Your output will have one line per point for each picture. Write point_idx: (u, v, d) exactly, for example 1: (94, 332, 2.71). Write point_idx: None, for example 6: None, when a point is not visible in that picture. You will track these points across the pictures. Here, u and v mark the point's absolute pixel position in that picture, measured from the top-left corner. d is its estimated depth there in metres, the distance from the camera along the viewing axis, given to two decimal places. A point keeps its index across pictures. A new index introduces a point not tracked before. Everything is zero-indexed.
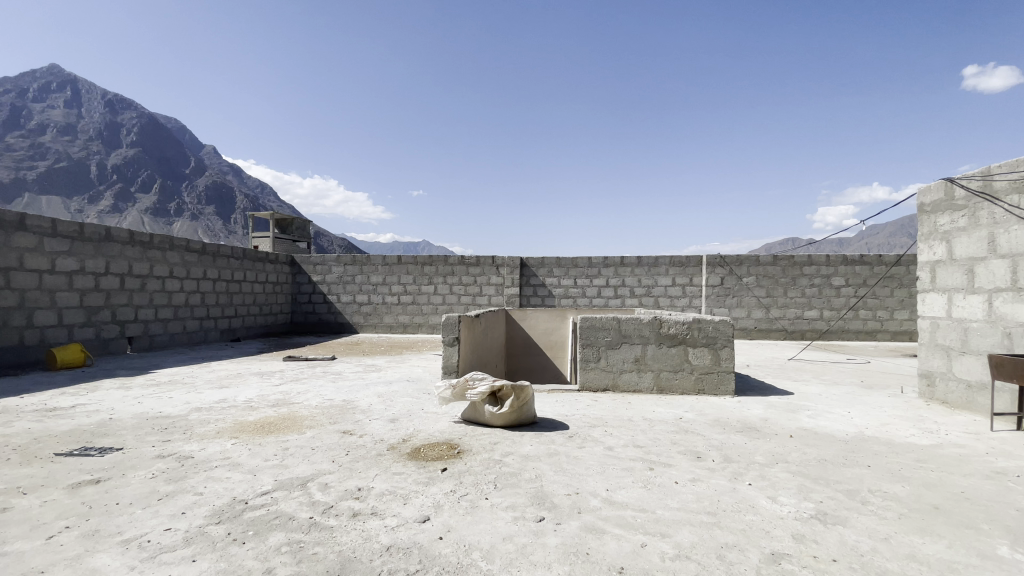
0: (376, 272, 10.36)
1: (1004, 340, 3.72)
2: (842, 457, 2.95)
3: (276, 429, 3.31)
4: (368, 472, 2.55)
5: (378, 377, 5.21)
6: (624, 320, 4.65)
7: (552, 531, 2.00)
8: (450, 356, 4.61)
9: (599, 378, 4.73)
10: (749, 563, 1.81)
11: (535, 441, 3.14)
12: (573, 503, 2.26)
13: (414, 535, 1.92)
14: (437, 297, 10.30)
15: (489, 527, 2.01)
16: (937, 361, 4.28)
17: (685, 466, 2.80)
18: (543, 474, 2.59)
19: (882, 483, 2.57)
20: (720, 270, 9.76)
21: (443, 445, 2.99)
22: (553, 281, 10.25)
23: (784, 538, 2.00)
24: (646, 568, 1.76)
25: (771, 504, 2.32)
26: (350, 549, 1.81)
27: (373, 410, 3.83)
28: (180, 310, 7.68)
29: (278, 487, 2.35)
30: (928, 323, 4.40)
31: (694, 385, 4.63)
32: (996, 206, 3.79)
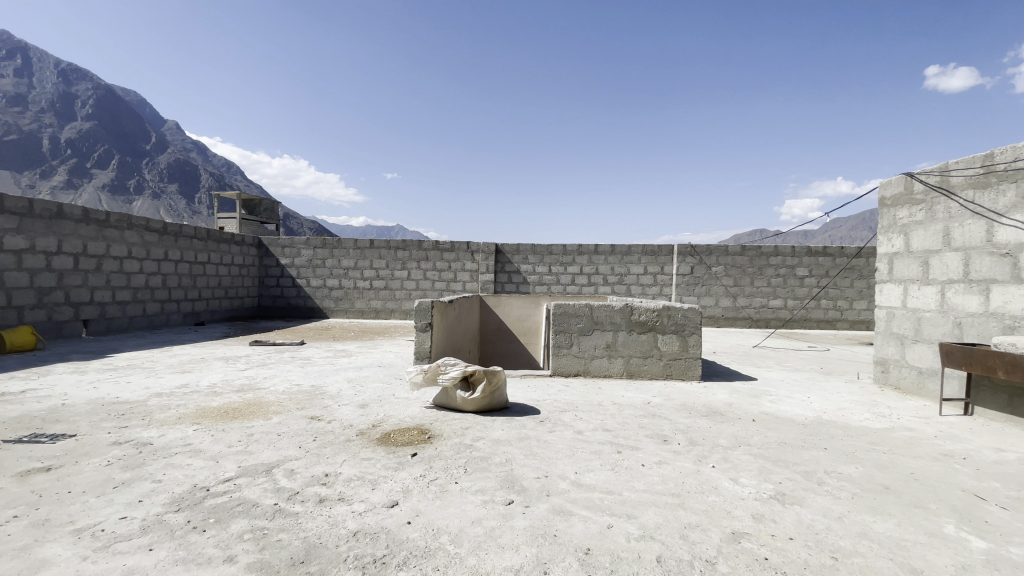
0: (347, 256, 10.24)
1: (954, 329, 3.89)
2: (801, 440, 3.08)
3: (241, 414, 3.30)
4: (336, 458, 2.57)
5: (349, 363, 5.20)
6: (596, 307, 4.72)
7: (520, 514, 2.06)
8: (423, 342, 4.62)
9: (571, 364, 4.80)
10: (710, 542, 1.90)
11: (506, 426, 3.19)
12: (542, 486, 2.33)
13: (382, 520, 1.95)
14: (411, 282, 10.23)
15: (459, 510, 2.06)
16: (892, 349, 4.47)
17: (651, 449, 2.89)
18: (513, 458, 2.64)
19: (837, 464, 2.70)
20: (691, 259, 9.92)
21: (414, 430, 3.02)
22: (527, 268, 10.28)
23: (743, 518, 2.10)
24: (611, 549, 1.83)
25: (733, 485, 2.42)
26: (315, 535, 1.84)
27: (343, 395, 3.84)
28: (140, 293, 7.48)
29: (241, 474, 2.36)
30: (885, 312, 4.58)
31: (663, 370, 4.74)
32: (952, 201, 3.93)
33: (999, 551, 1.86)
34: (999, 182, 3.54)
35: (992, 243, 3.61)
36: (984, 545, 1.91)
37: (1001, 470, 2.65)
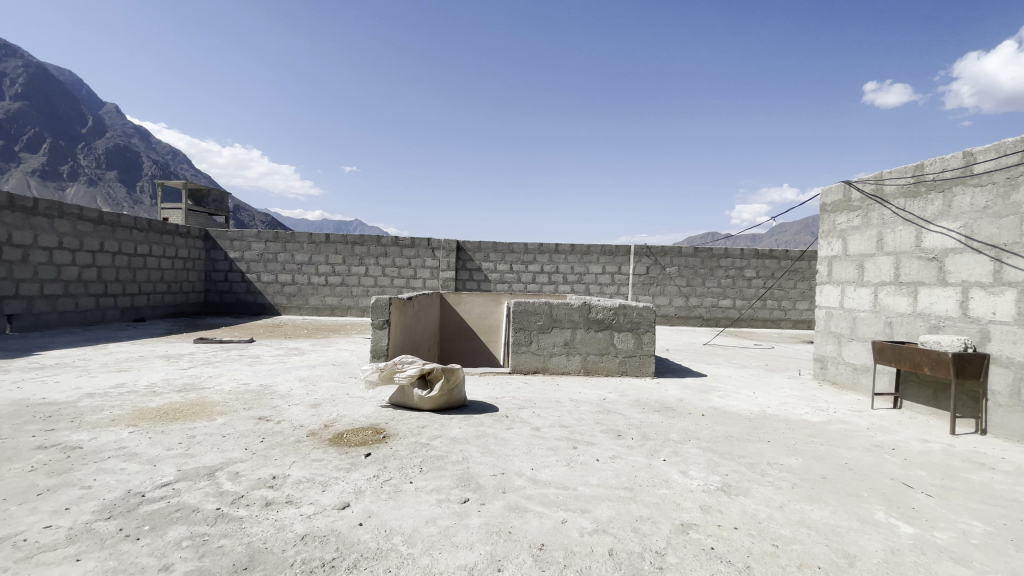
0: (301, 251, 9.91)
1: (885, 328, 4.16)
2: (747, 433, 3.23)
3: (183, 415, 3.13)
4: (284, 460, 2.48)
5: (301, 361, 5.04)
6: (556, 305, 4.76)
7: (475, 512, 2.05)
8: (380, 339, 4.53)
9: (529, 361, 4.83)
10: (660, 534, 1.95)
11: (463, 424, 3.17)
12: (498, 483, 2.33)
13: (332, 522, 1.90)
14: (368, 278, 10.00)
15: (412, 510, 2.03)
16: (830, 347, 4.74)
17: (606, 444, 2.95)
18: (469, 456, 2.63)
19: (779, 456, 2.84)
20: (646, 259, 10.19)
21: (368, 430, 2.96)
22: (488, 266, 10.26)
23: (692, 509, 2.17)
24: (565, 544, 1.85)
25: (682, 478, 2.50)
26: (260, 540, 1.76)
27: (294, 395, 3.71)
28: (72, 286, 6.97)
29: (181, 478, 2.24)
30: (824, 312, 4.85)
31: (619, 367, 4.85)
32: (885, 208, 4.20)
33: (922, 536, 2.01)
34: (928, 192, 3.81)
35: (920, 248, 3.88)
36: (911, 530, 2.05)
37: (924, 459, 2.87)
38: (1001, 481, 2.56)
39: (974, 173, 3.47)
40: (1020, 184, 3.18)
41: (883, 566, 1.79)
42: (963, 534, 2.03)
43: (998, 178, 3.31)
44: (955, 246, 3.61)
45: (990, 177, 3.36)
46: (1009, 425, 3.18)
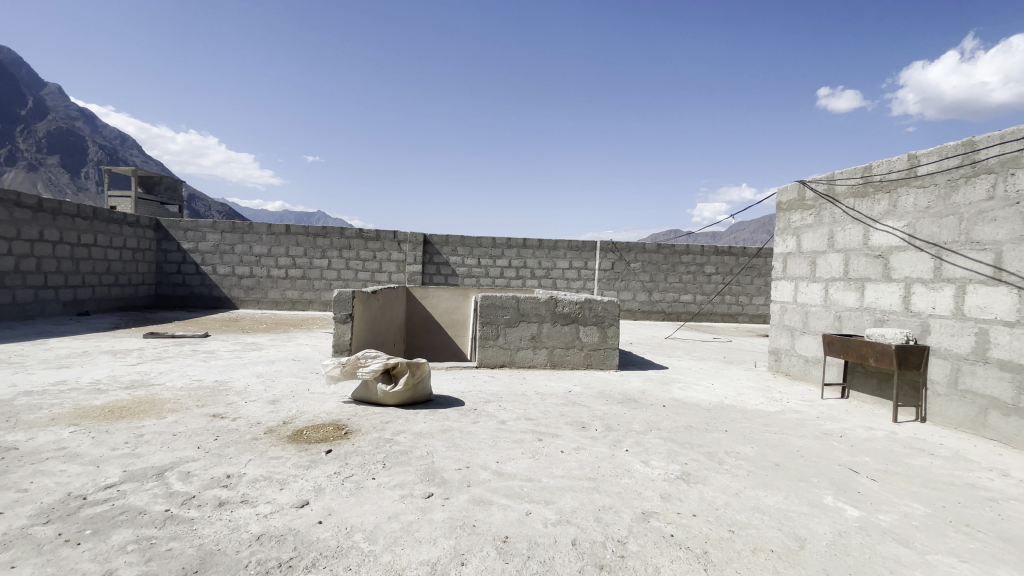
0: (260, 242, 9.57)
1: (835, 321, 4.36)
2: (705, 423, 3.33)
3: (130, 413, 2.98)
4: (239, 458, 2.39)
5: (259, 356, 4.87)
6: (522, 299, 4.77)
7: (438, 506, 2.03)
8: (343, 334, 4.43)
9: (496, 355, 4.82)
10: (622, 523, 1.99)
11: (429, 419, 3.14)
12: (463, 477, 2.31)
13: (290, 521, 1.85)
14: (331, 271, 9.75)
15: (374, 507, 2.00)
16: (783, 340, 4.93)
17: (570, 436, 2.98)
18: (434, 451, 2.60)
19: (735, 445, 2.94)
20: (612, 255, 10.35)
21: (329, 426, 2.89)
22: (456, 260, 10.18)
23: (653, 498, 2.22)
24: (529, 535, 1.86)
25: (644, 467, 2.56)
26: (212, 542, 1.70)
27: (251, 391, 3.58)
28: (8, 278, 6.51)
29: (127, 479, 2.13)
30: (779, 306, 5.05)
31: (584, 360, 4.91)
32: (836, 207, 4.39)
33: (867, 518, 2.12)
34: (875, 192, 4.00)
35: (867, 246, 4.08)
36: (856, 513, 2.16)
37: (869, 445, 3.03)
38: (938, 465, 2.73)
39: (918, 175, 3.67)
40: (959, 186, 3.38)
41: (831, 547, 1.88)
42: (905, 516, 2.15)
43: (940, 180, 3.51)
44: (899, 244, 3.81)
45: (932, 179, 3.56)
46: (946, 413, 3.39)
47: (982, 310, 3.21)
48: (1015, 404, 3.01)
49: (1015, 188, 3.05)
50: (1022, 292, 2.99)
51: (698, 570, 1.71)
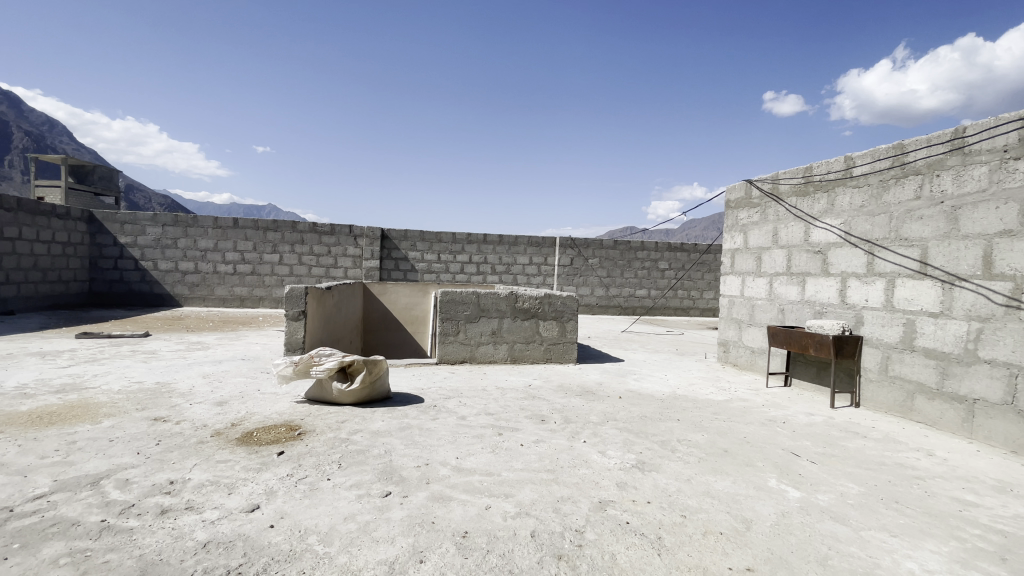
0: (206, 237, 9.11)
1: (779, 314, 4.59)
2: (659, 413, 3.44)
3: (61, 419, 2.77)
4: (184, 463, 2.28)
5: (205, 356, 4.65)
6: (483, 295, 4.75)
7: (397, 504, 2.01)
8: (296, 331, 4.28)
9: (457, 351, 4.79)
10: (580, 513, 2.03)
11: (387, 417, 3.09)
12: (422, 474, 2.30)
13: (239, 527, 1.78)
14: (283, 267, 9.39)
15: (329, 508, 1.95)
16: (732, 332, 5.15)
17: (530, 429, 3.01)
18: (392, 449, 2.57)
19: (687, 433, 3.05)
20: (571, 251, 10.49)
21: (281, 427, 2.79)
22: (414, 255, 10.05)
23: (609, 487, 2.28)
24: (488, 529, 1.86)
25: (601, 457, 2.62)
26: (154, 551, 1.61)
27: (196, 392, 3.42)
28: None
29: (59, 489, 1.98)
30: (727, 300, 5.26)
31: (543, 355, 4.96)
32: (779, 206, 4.62)
33: (808, 498, 2.25)
34: (815, 191, 4.23)
35: (808, 242, 4.31)
36: (798, 494, 2.29)
37: (809, 430, 3.21)
38: (871, 447, 2.93)
39: (853, 175, 3.90)
40: (890, 187, 3.62)
41: (775, 527, 1.99)
42: (841, 495, 2.30)
43: (873, 181, 3.75)
44: (837, 241, 4.04)
45: (866, 180, 3.80)
46: (877, 398, 3.64)
47: (909, 302, 3.46)
48: (938, 388, 3.26)
49: (939, 189, 3.30)
50: (943, 285, 3.25)
51: (652, 554, 1.76)
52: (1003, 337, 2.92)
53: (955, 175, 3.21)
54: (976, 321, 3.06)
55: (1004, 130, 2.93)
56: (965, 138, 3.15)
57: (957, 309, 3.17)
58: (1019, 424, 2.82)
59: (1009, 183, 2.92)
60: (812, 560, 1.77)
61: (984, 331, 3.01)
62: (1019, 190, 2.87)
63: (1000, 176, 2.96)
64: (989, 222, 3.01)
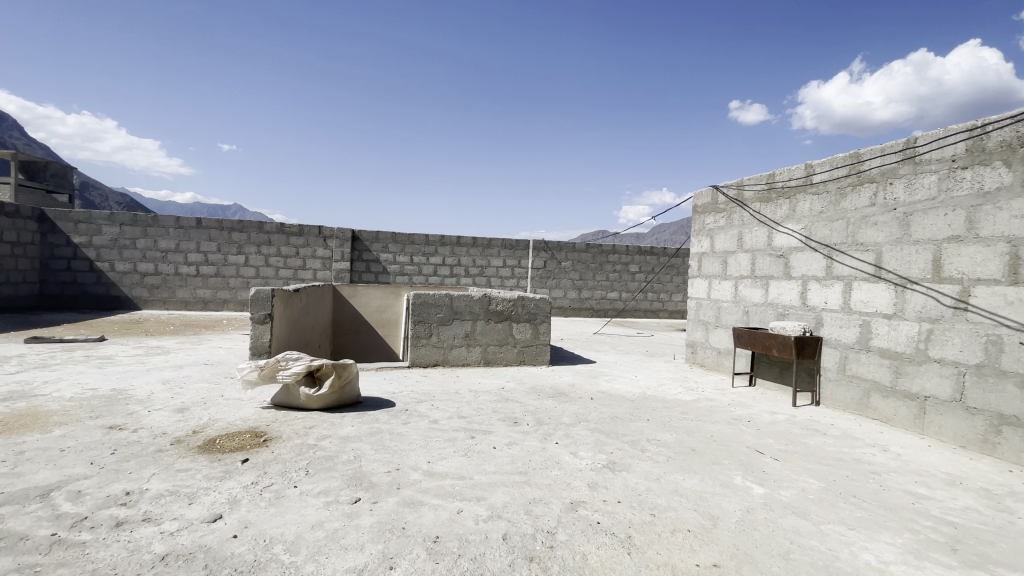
0: (168, 237, 8.78)
1: (743, 315, 4.72)
2: (630, 413, 3.49)
3: (7, 429, 2.62)
4: (141, 472, 2.19)
5: (165, 361, 4.47)
6: (456, 297, 4.73)
7: (367, 511, 1.97)
8: (262, 335, 4.16)
9: (429, 354, 4.75)
10: (551, 514, 2.04)
11: (356, 422, 3.04)
12: (392, 479, 2.26)
13: (200, 538, 1.72)
14: (249, 269, 9.13)
15: (296, 516, 1.90)
16: (699, 333, 5.28)
17: (502, 431, 3.01)
18: (362, 454, 2.52)
19: (656, 432, 3.11)
20: (544, 254, 10.55)
21: (246, 434, 2.71)
22: (386, 257, 9.93)
23: (581, 488, 2.30)
24: (460, 534, 1.85)
25: (573, 458, 2.64)
26: (109, 566, 1.54)
27: (155, 399, 3.29)
28: None
29: (4, 502, 1.87)
30: (695, 302, 5.39)
31: (516, 357, 4.97)
32: (744, 211, 4.76)
33: (771, 494, 2.32)
34: (777, 197, 4.38)
35: (771, 246, 4.46)
36: (762, 490, 2.36)
37: (772, 428, 3.32)
38: (830, 443, 3.04)
39: (813, 183, 4.06)
40: (847, 194, 3.78)
41: (740, 524, 2.04)
42: (802, 490, 2.38)
43: (831, 188, 3.90)
44: (798, 245, 4.19)
45: (825, 187, 3.96)
46: (836, 396, 3.79)
47: (865, 304, 3.61)
48: (892, 386, 3.41)
49: (892, 197, 3.46)
50: (896, 288, 3.41)
51: (623, 554, 1.79)
52: (951, 337, 3.08)
53: (907, 183, 3.37)
54: (927, 322, 3.22)
55: (953, 140, 3.10)
56: (916, 148, 3.31)
57: (909, 310, 3.33)
58: (966, 420, 2.98)
59: (956, 191, 3.08)
60: (775, 555, 1.83)
61: (934, 332, 3.17)
62: (965, 198, 3.04)
63: (948, 184, 3.13)
64: (938, 228, 3.18)
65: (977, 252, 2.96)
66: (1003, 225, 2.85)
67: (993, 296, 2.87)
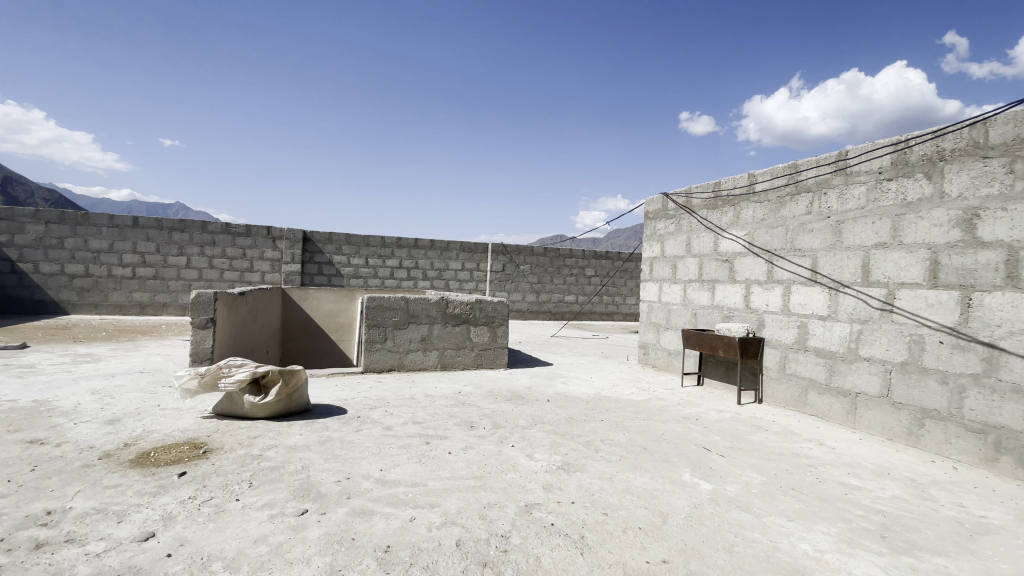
0: (100, 236, 8.22)
1: (692, 317, 4.90)
2: (584, 414, 3.55)
3: None
4: (65, 490, 2.03)
5: (95, 369, 4.18)
6: (412, 300, 4.65)
7: (314, 522, 1.91)
8: (203, 341, 3.96)
9: (384, 359, 4.65)
10: (506, 517, 2.04)
11: (305, 430, 2.93)
12: (342, 489, 2.20)
13: (131, 558, 1.61)
14: (191, 271, 8.67)
15: (237, 531, 1.81)
16: (650, 335, 5.43)
17: (458, 436, 2.99)
18: (310, 464, 2.44)
19: (609, 432, 3.17)
20: (502, 257, 10.59)
21: (184, 445, 2.57)
22: (340, 259, 9.68)
23: (536, 490, 2.31)
24: (412, 542, 1.82)
25: (528, 461, 2.65)
26: None
27: (83, 410, 3.06)
28: None
29: None
30: (646, 305, 5.54)
31: (473, 360, 4.95)
32: (692, 217, 4.95)
33: (717, 490, 2.41)
34: (723, 205, 4.57)
35: (717, 252, 4.65)
36: (709, 486, 2.45)
37: (719, 425, 3.45)
38: (771, 439, 3.19)
39: (755, 192, 4.26)
40: (786, 203, 3.99)
41: (688, 519, 2.11)
42: (746, 485, 2.49)
43: (772, 197, 4.12)
44: (741, 250, 4.39)
45: (766, 196, 4.16)
46: (777, 394, 3.99)
47: (802, 306, 3.83)
48: (827, 384, 3.62)
49: (826, 206, 3.68)
50: (830, 291, 3.62)
51: (576, 554, 1.81)
52: (879, 337, 3.30)
53: (840, 193, 3.60)
54: (857, 322, 3.44)
55: (880, 154, 3.33)
56: (847, 161, 3.54)
57: (841, 312, 3.55)
58: (892, 414, 3.20)
59: (883, 201, 3.32)
60: (720, 548, 1.90)
61: (864, 332, 3.39)
62: (891, 207, 3.27)
63: (876, 194, 3.36)
64: (867, 236, 3.40)
65: (902, 258, 3.19)
66: (924, 233, 3.09)
67: (915, 298, 3.10)
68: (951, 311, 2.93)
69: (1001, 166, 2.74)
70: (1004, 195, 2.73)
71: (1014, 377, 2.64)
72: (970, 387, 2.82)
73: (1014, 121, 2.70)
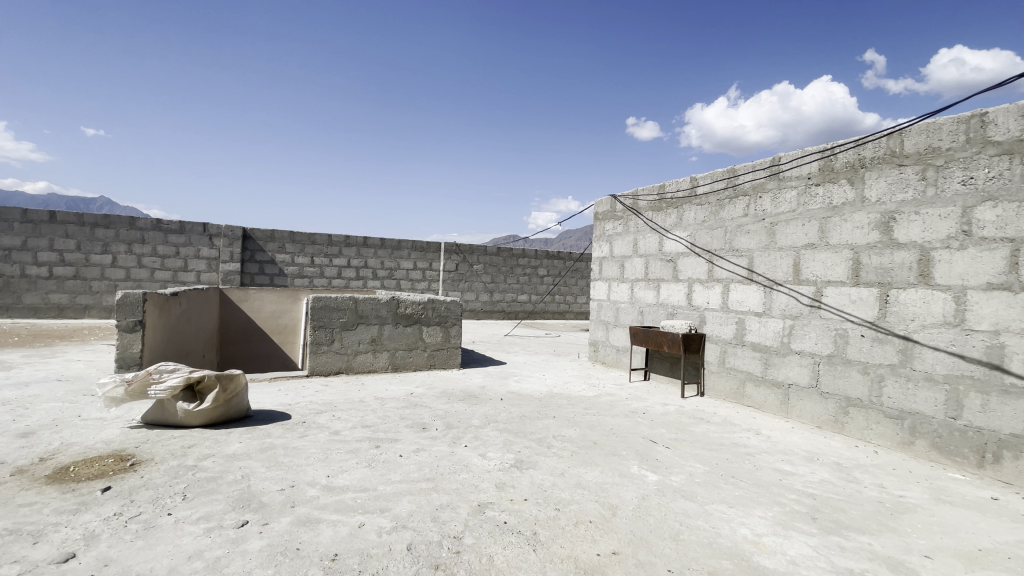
0: (10, 233, 7.50)
1: (639, 315, 5.05)
2: (537, 412, 3.58)
3: None
4: None
5: (4, 378, 3.80)
6: (361, 300, 4.54)
7: (256, 534, 1.82)
8: (131, 345, 3.69)
9: (332, 361, 4.51)
10: (459, 518, 2.03)
11: (245, 437, 2.80)
12: (286, 497, 2.11)
13: None
14: (117, 270, 8.06)
15: (169, 547, 1.70)
16: (600, 333, 5.55)
17: (409, 438, 2.94)
18: (251, 473, 2.33)
19: (561, 429, 3.22)
20: (455, 257, 10.52)
21: (109, 458, 2.39)
22: (284, 258, 9.29)
23: (488, 489, 2.31)
24: (361, 548, 1.77)
25: (481, 460, 2.64)
26: None
27: None
28: None
29: None
30: (596, 304, 5.66)
31: (425, 360, 4.89)
32: (639, 218, 5.10)
33: (663, 481, 2.50)
34: (668, 207, 4.75)
35: (662, 252, 4.82)
36: (656, 477, 2.54)
37: (664, 418, 3.58)
38: (713, 430, 3.35)
39: (697, 194, 4.45)
40: (725, 205, 4.19)
41: (636, 511, 2.17)
42: (690, 474, 2.60)
43: (712, 200, 4.31)
44: (685, 250, 4.57)
45: (706, 198, 4.36)
46: (718, 387, 4.19)
47: (740, 304, 4.04)
48: (762, 376, 3.84)
49: (761, 208, 3.90)
50: (765, 289, 3.84)
51: (528, 551, 1.82)
52: (808, 331, 3.53)
53: (773, 197, 3.82)
54: (789, 318, 3.66)
55: (809, 160, 3.57)
56: (779, 166, 3.76)
57: (775, 309, 3.77)
58: (821, 403, 3.43)
59: (811, 205, 3.55)
60: (667, 537, 1.97)
61: (795, 327, 3.61)
62: (818, 210, 3.50)
63: (805, 199, 3.59)
64: (798, 237, 3.63)
65: (828, 258, 3.43)
66: (847, 234, 3.33)
67: (840, 296, 3.34)
68: (871, 306, 3.17)
69: (914, 173, 3.00)
70: (916, 200, 2.99)
71: (927, 366, 2.89)
72: (888, 376, 3.07)
73: (925, 132, 2.96)
